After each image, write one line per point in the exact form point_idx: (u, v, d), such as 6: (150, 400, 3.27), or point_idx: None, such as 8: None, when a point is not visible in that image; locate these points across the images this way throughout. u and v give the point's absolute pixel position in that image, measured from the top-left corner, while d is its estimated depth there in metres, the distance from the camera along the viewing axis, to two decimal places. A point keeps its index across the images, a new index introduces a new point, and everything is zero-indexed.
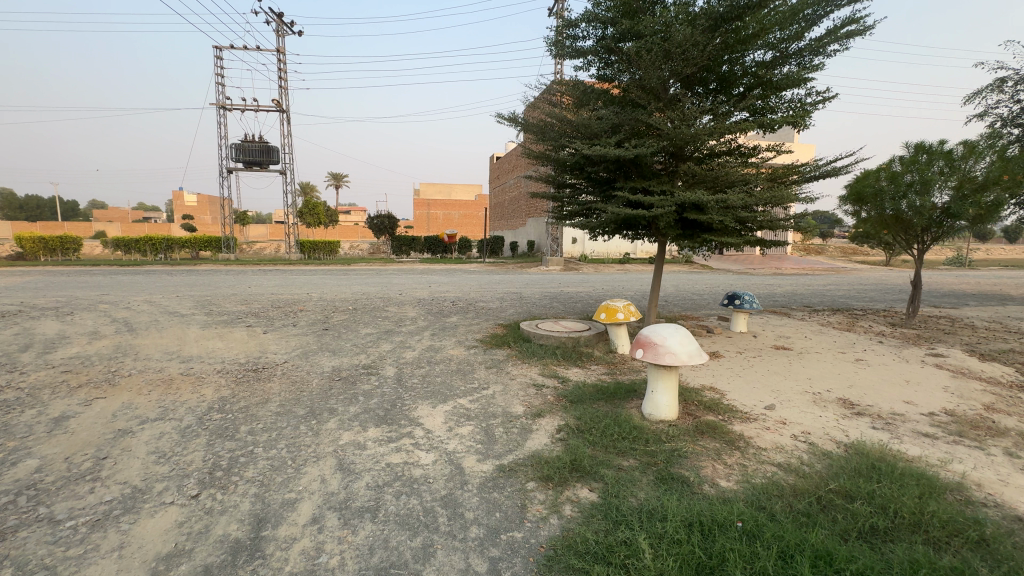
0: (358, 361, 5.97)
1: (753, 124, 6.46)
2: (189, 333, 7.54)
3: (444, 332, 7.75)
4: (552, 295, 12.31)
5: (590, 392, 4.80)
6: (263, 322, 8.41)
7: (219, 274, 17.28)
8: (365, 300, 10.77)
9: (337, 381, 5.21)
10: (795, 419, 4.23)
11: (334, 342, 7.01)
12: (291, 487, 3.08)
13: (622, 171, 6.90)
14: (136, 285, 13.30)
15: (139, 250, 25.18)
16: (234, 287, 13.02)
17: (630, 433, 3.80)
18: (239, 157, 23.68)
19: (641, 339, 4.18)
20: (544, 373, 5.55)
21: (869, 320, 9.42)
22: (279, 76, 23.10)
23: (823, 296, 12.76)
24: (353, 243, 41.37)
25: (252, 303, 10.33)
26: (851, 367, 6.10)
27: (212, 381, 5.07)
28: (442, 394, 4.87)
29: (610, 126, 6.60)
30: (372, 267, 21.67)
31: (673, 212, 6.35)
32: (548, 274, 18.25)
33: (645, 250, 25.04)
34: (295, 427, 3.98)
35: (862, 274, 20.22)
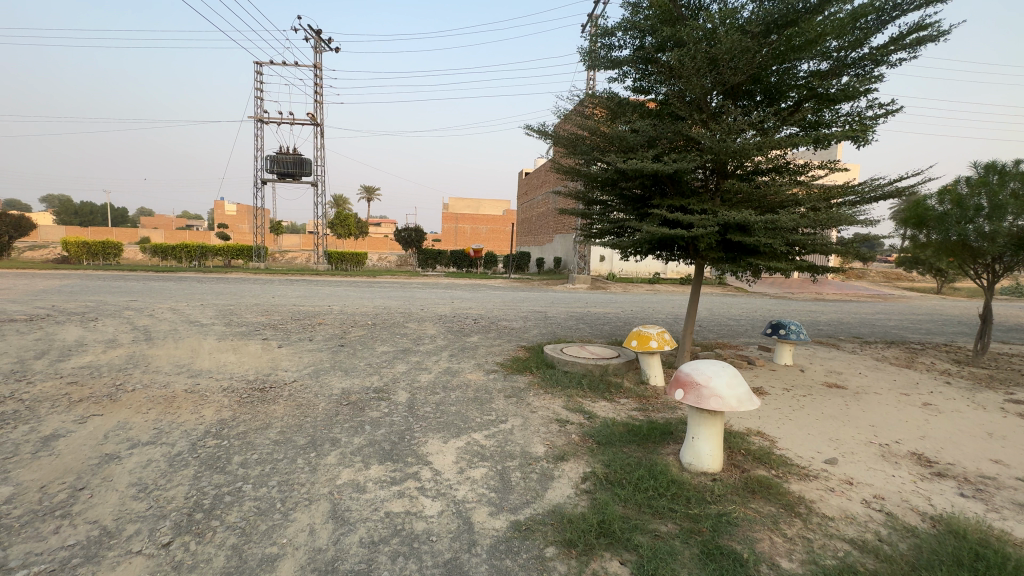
0: (370, 384, 5.62)
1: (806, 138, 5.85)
2: (205, 345, 7.38)
3: (463, 353, 7.34)
4: (578, 316, 11.79)
5: (620, 432, 4.28)
6: (280, 335, 8.21)
7: (247, 283, 17.45)
8: (385, 315, 10.50)
9: (345, 406, 4.85)
10: (864, 480, 3.61)
11: (348, 360, 6.69)
12: (275, 538, 2.68)
13: (658, 187, 6.42)
14: (164, 292, 13.48)
15: (176, 256, 26.07)
16: (259, 297, 13.03)
17: (669, 488, 3.27)
18: (273, 169, 24.22)
19: (682, 378, 3.65)
20: (568, 406, 5.06)
21: (930, 356, 8.52)
22: (315, 90, 23.64)
23: (873, 326, 11.80)
24: (381, 255, 41.83)
25: (273, 314, 10.22)
26: (919, 413, 5.37)
27: (214, 401, 4.79)
28: (456, 426, 4.44)
29: (647, 138, 6.12)
30: (397, 280, 21.61)
31: (715, 233, 5.80)
32: (574, 293, 17.73)
33: (676, 270, 24.21)
34: (291, 460, 3.61)
35: (912, 302, 18.91)
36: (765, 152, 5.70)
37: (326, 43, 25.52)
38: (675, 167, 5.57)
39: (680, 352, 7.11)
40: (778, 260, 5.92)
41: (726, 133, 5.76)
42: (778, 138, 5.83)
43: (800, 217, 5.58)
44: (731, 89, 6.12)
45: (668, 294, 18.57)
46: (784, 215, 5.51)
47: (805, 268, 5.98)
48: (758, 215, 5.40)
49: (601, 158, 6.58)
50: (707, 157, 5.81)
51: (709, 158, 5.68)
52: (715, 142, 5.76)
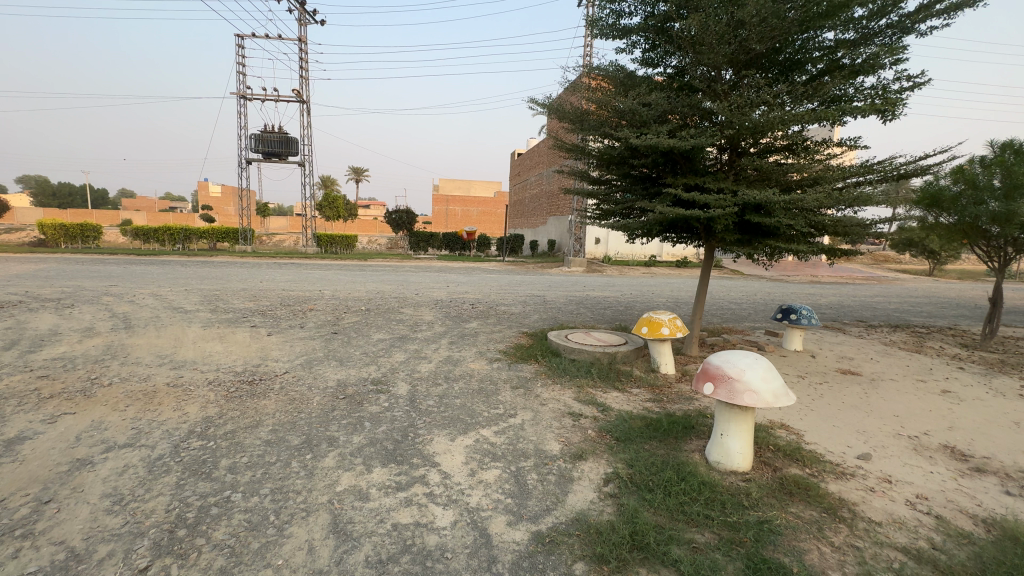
0: (367, 375, 5.28)
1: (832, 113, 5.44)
2: (189, 333, 6.96)
3: (463, 340, 7.01)
4: (578, 300, 11.51)
5: (639, 427, 4.01)
6: (269, 322, 7.81)
7: (233, 267, 16.89)
8: (379, 300, 10.12)
9: (341, 400, 4.52)
10: (903, 477, 3.38)
11: (343, 349, 6.34)
12: (269, 559, 2.37)
13: (671, 165, 6.07)
14: (146, 277, 12.91)
15: (159, 239, 25.28)
16: (246, 281, 12.54)
17: (700, 492, 3.01)
18: (259, 148, 23.37)
19: (710, 371, 3.36)
20: (579, 397, 4.78)
21: (938, 341, 8.38)
22: (300, 65, 22.65)
23: (875, 309, 11.68)
24: (371, 237, 41.10)
25: (261, 299, 9.78)
26: (941, 401, 5.18)
27: (199, 396, 4.42)
28: (463, 422, 4.13)
29: (660, 112, 5.72)
30: (389, 263, 21.15)
31: (733, 214, 5.46)
32: (570, 276, 17.45)
33: (672, 253, 23.99)
34: (285, 464, 3.28)
35: (907, 284, 18.91)
36: (788, 126, 5.33)
37: (312, 15, 24.41)
38: (693, 143, 5.20)
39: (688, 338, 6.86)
40: (797, 242, 5.63)
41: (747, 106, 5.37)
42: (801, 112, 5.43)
43: (822, 194, 5.26)
44: (750, 60, 5.71)
45: (664, 277, 18.35)
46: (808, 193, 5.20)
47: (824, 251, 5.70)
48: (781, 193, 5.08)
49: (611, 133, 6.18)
50: (725, 132, 5.44)
51: (728, 134, 5.32)
52: (735, 115, 5.38)
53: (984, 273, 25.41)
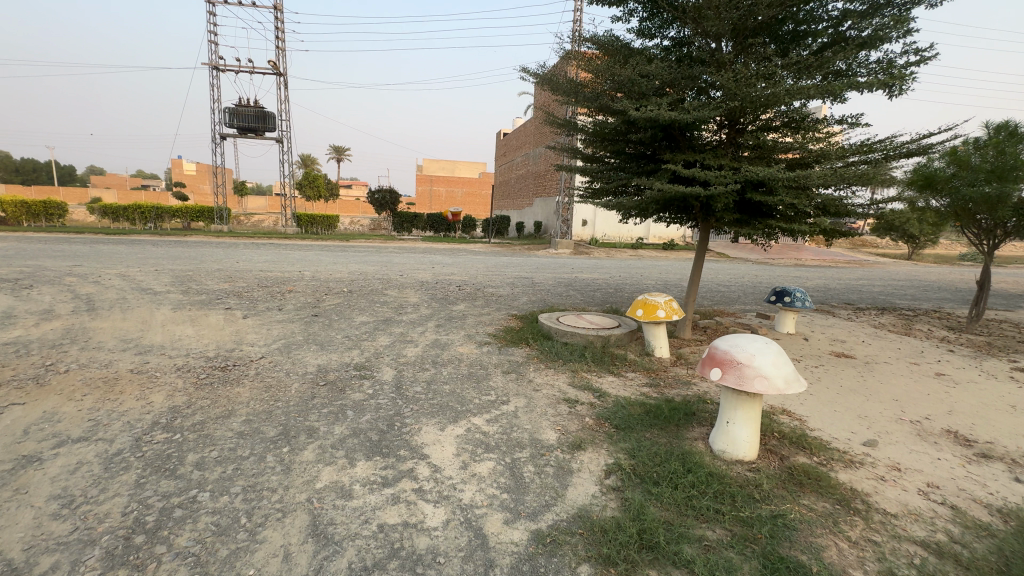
0: (350, 360, 4.99)
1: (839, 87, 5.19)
2: (158, 316, 6.54)
3: (451, 323, 6.74)
4: (566, 282, 11.29)
5: (638, 413, 3.82)
6: (245, 304, 7.41)
7: (207, 247, 16.21)
8: (362, 282, 9.74)
9: (322, 387, 4.22)
10: (912, 465, 3.26)
11: (324, 332, 6.01)
12: (239, 569, 2.11)
13: (669, 141, 5.80)
14: (113, 256, 12.25)
15: (129, 218, 24.16)
16: (221, 262, 11.98)
17: (708, 484, 2.83)
18: (233, 122, 22.30)
19: (717, 356, 3.17)
20: (574, 382, 4.58)
21: (925, 323, 8.40)
22: (276, 34, 21.53)
23: (861, 292, 11.73)
24: (353, 218, 40.15)
25: (237, 280, 9.32)
26: (937, 385, 5.12)
27: (166, 384, 4.09)
28: (452, 410, 3.89)
29: (660, 84, 5.43)
30: (372, 244, 20.61)
31: (733, 192, 5.24)
32: (557, 258, 17.22)
33: (659, 235, 23.90)
34: (259, 458, 3.00)
35: (889, 268, 19.17)
36: (792, 100, 5.09)
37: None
38: (695, 115, 4.93)
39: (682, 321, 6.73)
40: (796, 222, 5.45)
41: (751, 78, 5.11)
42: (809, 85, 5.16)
43: (826, 172, 5.06)
44: (753, 29, 5.43)
45: (652, 259, 18.24)
46: (812, 170, 4.99)
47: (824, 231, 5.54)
48: (784, 170, 4.87)
49: (606, 106, 5.88)
50: (728, 105, 5.18)
51: (731, 107, 5.06)
52: (738, 87, 5.11)
53: (959, 257, 26.03)
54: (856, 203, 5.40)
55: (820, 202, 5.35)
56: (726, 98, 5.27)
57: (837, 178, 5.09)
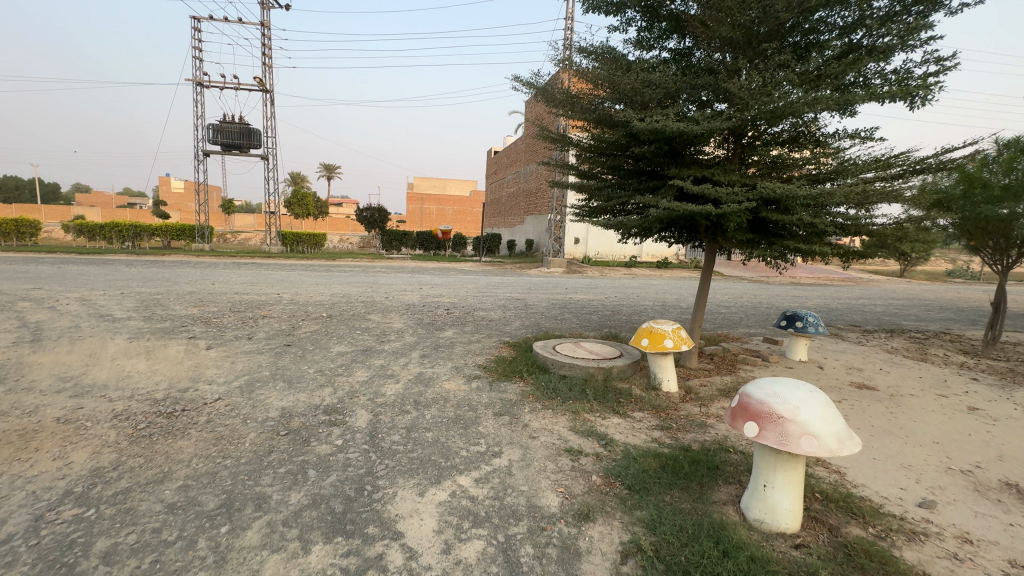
0: (320, 401, 4.38)
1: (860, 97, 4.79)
2: (110, 347, 5.87)
3: (437, 353, 6.16)
4: (561, 304, 10.77)
5: (653, 468, 3.26)
6: (211, 332, 6.75)
7: (183, 267, 15.49)
8: (344, 305, 9.15)
9: (282, 437, 3.60)
10: (984, 535, 2.73)
11: (295, 366, 5.40)
12: None
13: (673, 156, 5.38)
14: (79, 278, 11.51)
15: (105, 237, 23.34)
16: (195, 284, 11.31)
17: (752, 575, 2.27)
18: (217, 139, 21.74)
19: (753, 409, 2.63)
20: (576, 427, 4.01)
21: (939, 347, 7.97)
22: (263, 51, 21.17)
23: (864, 312, 11.36)
24: (341, 236, 39.53)
25: (208, 305, 8.66)
26: (975, 422, 4.63)
27: (94, 437, 3.44)
28: (434, 467, 3.29)
29: (664, 94, 5.04)
30: (358, 263, 20.01)
31: (746, 211, 4.80)
32: (549, 278, 16.75)
33: (652, 253, 23.59)
34: (188, 544, 2.39)
35: (884, 286, 18.95)
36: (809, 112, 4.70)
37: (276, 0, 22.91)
38: (706, 127, 4.52)
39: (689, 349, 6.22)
40: (814, 243, 5.02)
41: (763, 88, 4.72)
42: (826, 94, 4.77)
43: (847, 188, 4.64)
44: (762, 38, 5.05)
45: (646, 278, 17.85)
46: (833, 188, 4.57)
47: (842, 253, 5.10)
48: (805, 187, 4.45)
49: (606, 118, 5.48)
50: (740, 116, 4.78)
51: (743, 119, 4.67)
52: (751, 96, 4.71)
53: (949, 274, 26.06)
54: (877, 223, 4.98)
55: (839, 221, 4.93)
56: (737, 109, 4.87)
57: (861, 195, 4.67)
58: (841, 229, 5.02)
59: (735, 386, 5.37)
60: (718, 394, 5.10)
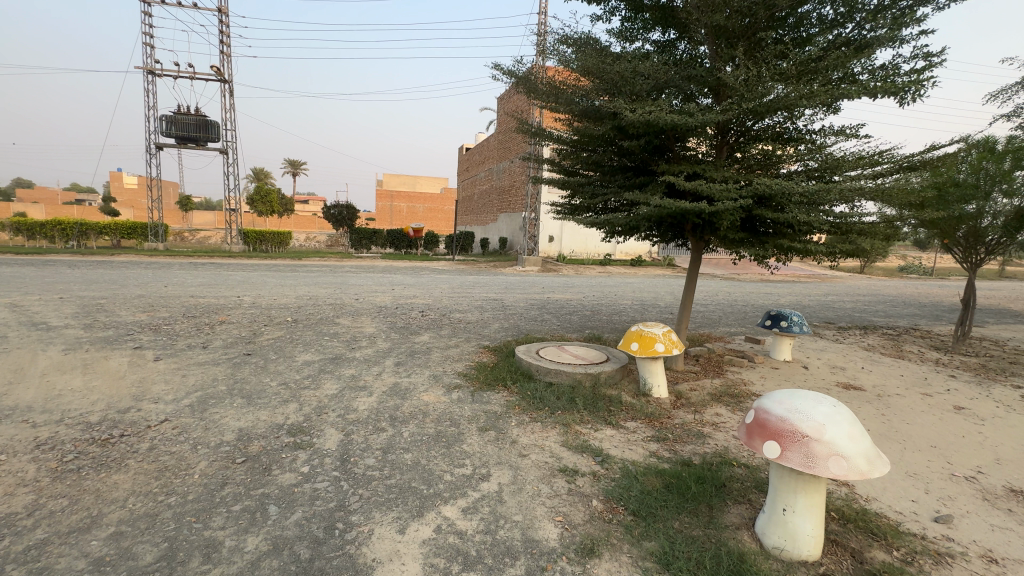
0: (284, 419, 3.93)
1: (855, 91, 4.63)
2: (40, 361, 5.21)
3: (412, 360, 5.76)
4: (539, 304, 10.48)
5: (656, 489, 2.98)
6: (161, 342, 6.13)
7: (134, 267, 14.43)
8: (311, 308, 8.59)
9: (238, 466, 3.15)
10: (1007, 553, 2.57)
11: (255, 379, 4.90)
12: None
13: (662, 150, 5.16)
14: (13, 281, 10.48)
15: (47, 236, 21.70)
16: (146, 286, 10.46)
17: None
18: (171, 132, 20.45)
19: (773, 427, 2.37)
20: (568, 441, 3.71)
21: (912, 344, 8.09)
22: (221, 39, 20.01)
23: (836, 309, 11.55)
24: (307, 234, 38.20)
25: (159, 310, 7.95)
26: (964, 422, 4.59)
27: (7, 475, 2.90)
28: (416, 496, 2.92)
29: (652, 86, 4.79)
30: (326, 263, 19.23)
31: (740, 209, 4.60)
32: (525, 277, 16.47)
33: (626, 251, 23.63)
34: None
35: (848, 282, 19.55)
36: (803, 105, 4.52)
37: None
38: (699, 120, 4.29)
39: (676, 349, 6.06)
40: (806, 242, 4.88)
41: (757, 79, 4.49)
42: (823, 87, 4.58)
43: (840, 185, 4.49)
44: (753, 28, 4.86)
45: (622, 276, 17.81)
46: (827, 185, 4.40)
47: (832, 252, 4.96)
48: (800, 184, 4.27)
49: (591, 111, 5.21)
50: (732, 109, 4.57)
51: (735, 112, 4.45)
52: (745, 89, 4.51)
53: (904, 270, 27.24)
54: (868, 221, 4.85)
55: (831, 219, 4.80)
56: (729, 102, 4.66)
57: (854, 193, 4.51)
58: (831, 228, 4.87)
59: (726, 390, 5.19)
60: (710, 400, 4.90)
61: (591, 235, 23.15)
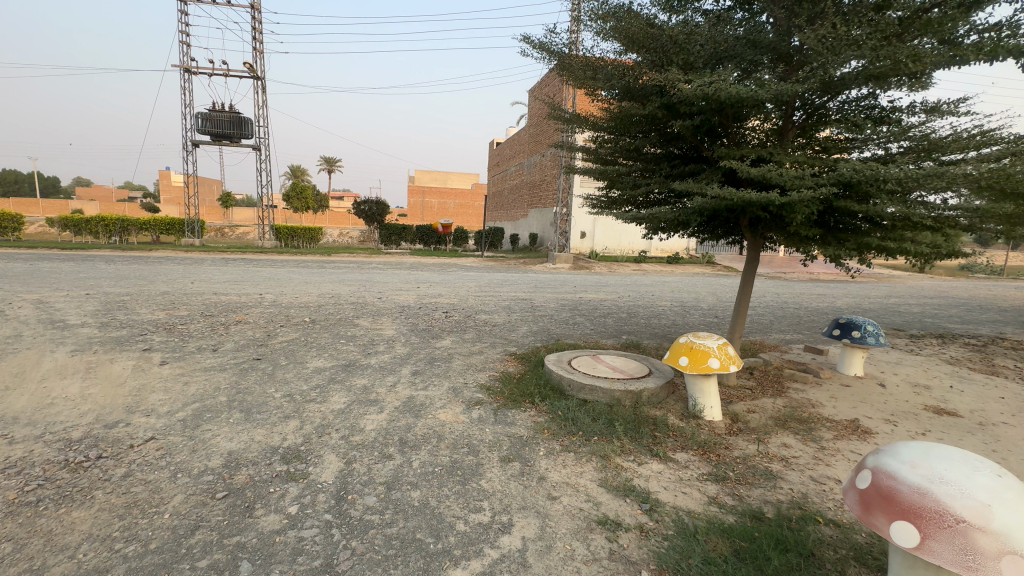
0: (281, 440, 3.46)
1: (983, 48, 3.61)
2: (45, 363, 4.95)
3: (431, 368, 5.25)
4: (571, 304, 9.83)
5: (724, 559, 2.33)
6: (171, 343, 5.82)
7: (166, 263, 14.56)
8: (332, 307, 8.23)
9: (216, 504, 2.68)
10: None
11: (260, 389, 4.48)
12: None
13: (720, 132, 4.43)
14: (47, 276, 10.59)
15: (92, 231, 22.46)
16: (173, 283, 10.40)
17: None
18: (205, 129, 20.71)
19: (906, 501, 1.71)
20: (607, 480, 3.09)
21: (1004, 357, 7.00)
22: (253, 35, 20.06)
23: (902, 313, 10.40)
24: (340, 230, 38.61)
25: (178, 308, 7.74)
26: None
27: None
28: (420, 553, 2.37)
29: (708, 56, 4.08)
30: (355, 259, 19.10)
31: (818, 200, 3.81)
32: (556, 275, 15.80)
33: (662, 247, 22.57)
34: None
35: (910, 282, 17.94)
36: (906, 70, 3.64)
37: None
38: (767, 93, 3.57)
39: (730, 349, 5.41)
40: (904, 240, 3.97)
41: (843, 39, 3.66)
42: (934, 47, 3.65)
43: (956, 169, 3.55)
44: None
45: (659, 275, 16.89)
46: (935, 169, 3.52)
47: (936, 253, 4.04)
48: (895, 169, 3.46)
49: (634, 88, 4.56)
50: (812, 77, 3.77)
51: (810, 83, 3.70)
52: (830, 52, 3.68)
53: (970, 269, 25.03)
54: (983, 216, 3.91)
55: (940, 212, 3.85)
56: (808, 70, 3.86)
57: (970, 180, 3.57)
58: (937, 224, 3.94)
59: (791, 412, 4.44)
60: (774, 425, 4.17)
61: (624, 231, 22.22)
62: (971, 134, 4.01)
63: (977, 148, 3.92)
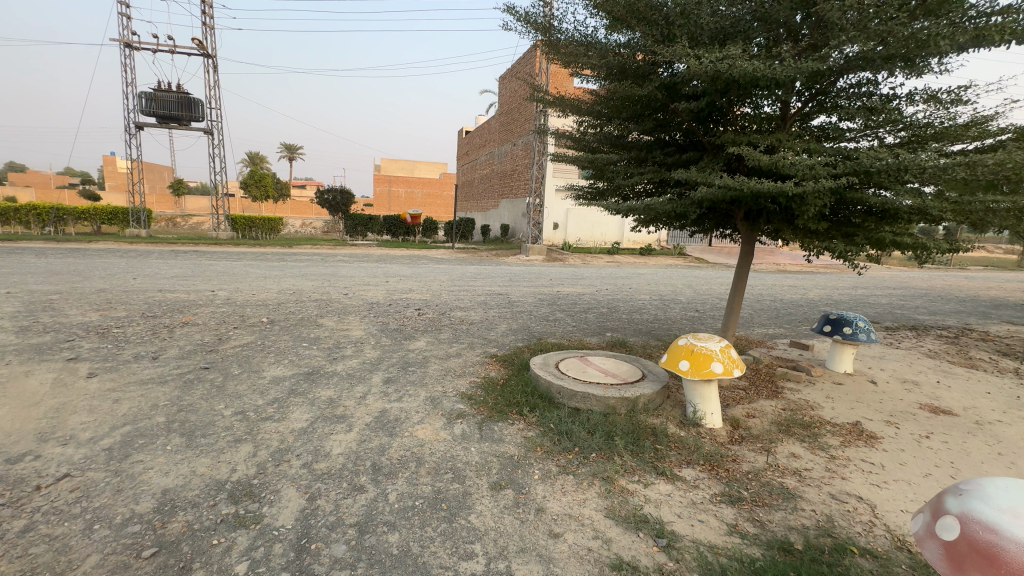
0: (228, 472, 2.92)
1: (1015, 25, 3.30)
2: None
3: (406, 375, 4.75)
4: (549, 299, 9.46)
5: None
6: (104, 350, 5.10)
7: (107, 256, 13.35)
8: (293, 306, 7.56)
9: (142, 566, 2.15)
10: None
11: (206, 405, 3.87)
12: None
13: (723, 117, 4.08)
14: None
15: (23, 221, 20.56)
16: (113, 278, 9.41)
17: None
18: (150, 110, 19.14)
19: (1014, 562, 1.38)
20: (615, 510, 2.71)
21: (979, 350, 7.06)
22: (203, 9, 18.55)
23: (873, 305, 10.54)
24: (302, 220, 37.00)
25: (115, 308, 6.90)
26: None
27: None
28: None
29: (711, 32, 3.75)
30: (318, 251, 18.13)
31: (832, 190, 3.49)
32: (530, 267, 15.41)
33: (634, 239, 22.53)
34: None
35: (871, 273, 18.51)
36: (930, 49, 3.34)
37: None
38: (782, 72, 3.25)
39: (723, 342, 5.18)
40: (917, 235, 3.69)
41: (866, 12, 3.33)
42: (962, 25, 3.35)
43: (979, 159, 3.27)
44: None
45: (633, 267, 16.75)
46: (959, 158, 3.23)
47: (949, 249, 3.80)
48: (919, 158, 3.19)
49: (628, 67, 4.19)
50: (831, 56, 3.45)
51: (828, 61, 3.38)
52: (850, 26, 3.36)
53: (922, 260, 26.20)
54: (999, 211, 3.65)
55: (957, 206, 3.57)
56: (826, 48, 3.52)
57: (994, 171, 3.30)
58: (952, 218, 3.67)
59: (792, 416, 4.20)
60: (778, 432, 3.90)
61: (597, 222, 22.05)
62: (987, 122, 3.75)
63: (988, 137, 3.73)
